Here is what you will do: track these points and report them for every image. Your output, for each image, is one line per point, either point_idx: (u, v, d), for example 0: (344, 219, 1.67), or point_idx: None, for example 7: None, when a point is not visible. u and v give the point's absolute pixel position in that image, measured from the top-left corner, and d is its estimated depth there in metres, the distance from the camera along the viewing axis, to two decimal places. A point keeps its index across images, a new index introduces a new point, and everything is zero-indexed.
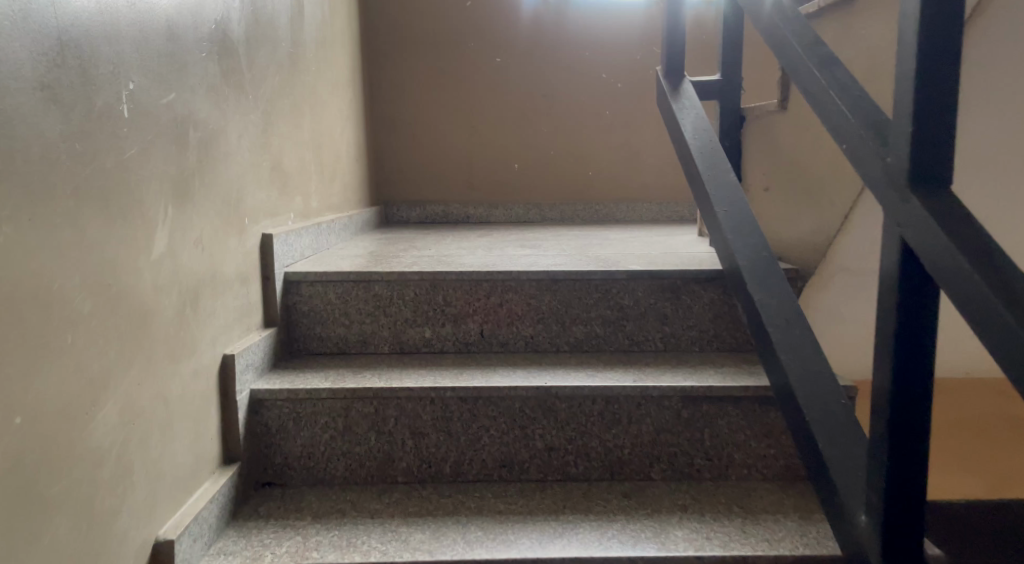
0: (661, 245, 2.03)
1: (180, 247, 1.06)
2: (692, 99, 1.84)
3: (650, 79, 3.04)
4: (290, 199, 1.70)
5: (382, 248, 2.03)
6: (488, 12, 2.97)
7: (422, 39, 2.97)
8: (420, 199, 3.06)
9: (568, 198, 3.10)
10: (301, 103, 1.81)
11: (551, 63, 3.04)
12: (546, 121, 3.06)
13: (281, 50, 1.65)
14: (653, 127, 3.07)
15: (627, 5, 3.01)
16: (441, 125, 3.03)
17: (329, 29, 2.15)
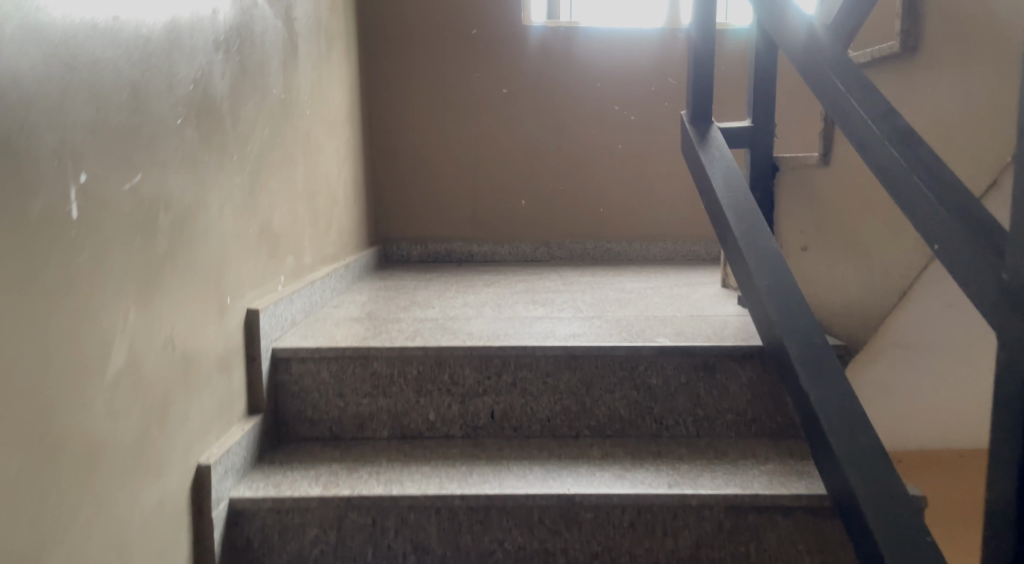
0: (686, 304, 1.87)
1: (147, 352, 0.90)
2: (722, 148, 1.69)
3: (664, 110, 2.89)
4: (280, 259, 1.54)
5: (382, 305, 1.86)
6: (494, 40, 2.83)
7: (425, 69, 2.82)
8: (422, 236, 2.90)
9: (578, 236, 2.94)
10: (294, 151, 1.66)
11: (560, 94, 2.89)
12: (555, 153, 2.91)
13: (272, 98, 1.50)
14: (668, 161, 2.92)
15: (640, 32, 2.86)
16: (444, 159, 2.88)
17: (327, 65, 2.01)
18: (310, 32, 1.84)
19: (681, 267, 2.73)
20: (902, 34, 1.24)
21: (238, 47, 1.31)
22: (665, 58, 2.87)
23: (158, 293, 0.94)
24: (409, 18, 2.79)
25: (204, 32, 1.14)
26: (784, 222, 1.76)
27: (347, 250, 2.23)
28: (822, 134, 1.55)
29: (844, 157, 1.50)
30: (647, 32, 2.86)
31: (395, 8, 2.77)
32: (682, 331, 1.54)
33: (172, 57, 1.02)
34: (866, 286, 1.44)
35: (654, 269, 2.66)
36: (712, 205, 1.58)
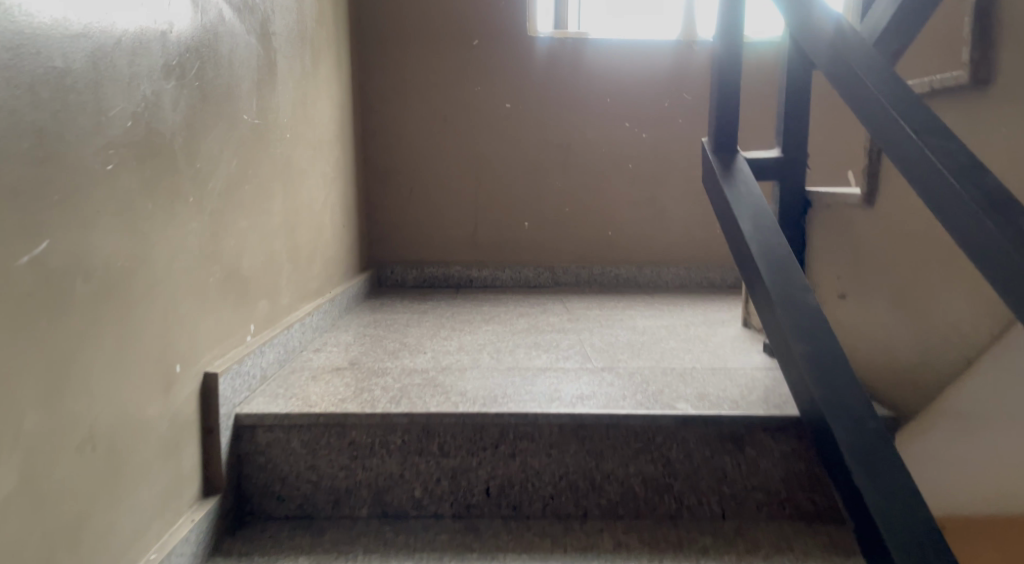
0: (705, 351, 1.69)
1: (38, 465, 0.73)
2: (750, 181, 1.51)
3: (678, 128, 2.72)
4: (250, 306, 1.36)
5: (369, 349, 1.68)
6: (498, 52, 2.66)
7: (424, 82, 2.65)
8: (418, 259, 2.72)
9: (586, 261, 2.76)
10: (269, 182, 1.49)
11: (567, 109, 2.71)
12: (561, 173, 2.73)
13: (242, 125, 1.33)
14: (682, 182, 2.74)
15: (654, 43, 2.68)
16: (442, 178, 2.71)
17: (311, 83, 1.84)
18: (291, 47, 1.67)
19: (696, 296, 2.54)
20: (972, 63, 1.06)
21: (197, 72, 1.14)
22: (681, 72, 2.69)
23: (63, 388, 0.77)
24: (406, 29, 2.62)
25: (150, 57, 0.97)
26: (817, 265, 1.58)
27: (334, 281, 2.06)
28: (866, 171, 1.37)
29: (892, 199, 1.32)
30: (661, 43, 2.68)
31: (391, 18, 2.60)
32: (704, 393, 1.36)
33: (101, 88, 0.85)
34: (920, 348, 1.26)
35: (665, 299, 2.47)
36: (738, 246, 1.40)
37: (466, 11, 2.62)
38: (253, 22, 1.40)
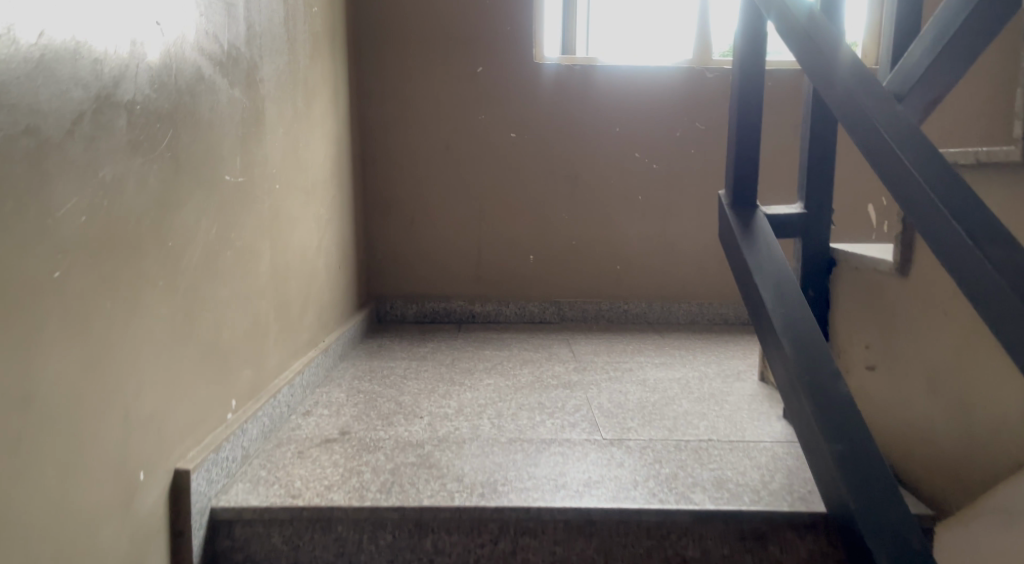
0: (720, 417, 1.59)
1: None
2: (770, 241, 1.40)
3: (690, 158, 2.61)
4: (231, 380, 1.27)
5: (362, 411, 1.58)
6: (503, 80, 2.55)
7: (425, 110, 2.55)
8: (418, 293, 2.63)
9: (593, 295, 2.65)
10: (254, 241, 1.40)
11: (574, 139, 2.60)
12: (568, 205, 2.63)
13: (222, 187, 1.23)
14: (693, 214, 2.63)
15: (666, 70, 2.57)
16: (445, 210, 2.61)
17: (303, 125, 1.74)
18: (281, 91, 1.57)
19: (708, 336, 2.43)
20: None
21: (170, 140, 1.04)
22: (693, 100, 2.59)
23: None
24: (406, 56, 2.52)
25: (110, 139, 0.88)
26: (842, 330, 1.47)
27: (328, 327, 1.96)
28: (899, 240, 1.26)
29: (927, 271, 1.21)
30: (673, 70, 2.57)
31: (391, 44, 2.51)
32: (721, 479, 1.25)
33: (46, 187, 0.77)
34: (959, 439, 1.16)
35: (676, 340, 2.36)
36: (758, 316, 1.30)
37: (469, 37, 2.52)
38: (236, 74, 1.31)
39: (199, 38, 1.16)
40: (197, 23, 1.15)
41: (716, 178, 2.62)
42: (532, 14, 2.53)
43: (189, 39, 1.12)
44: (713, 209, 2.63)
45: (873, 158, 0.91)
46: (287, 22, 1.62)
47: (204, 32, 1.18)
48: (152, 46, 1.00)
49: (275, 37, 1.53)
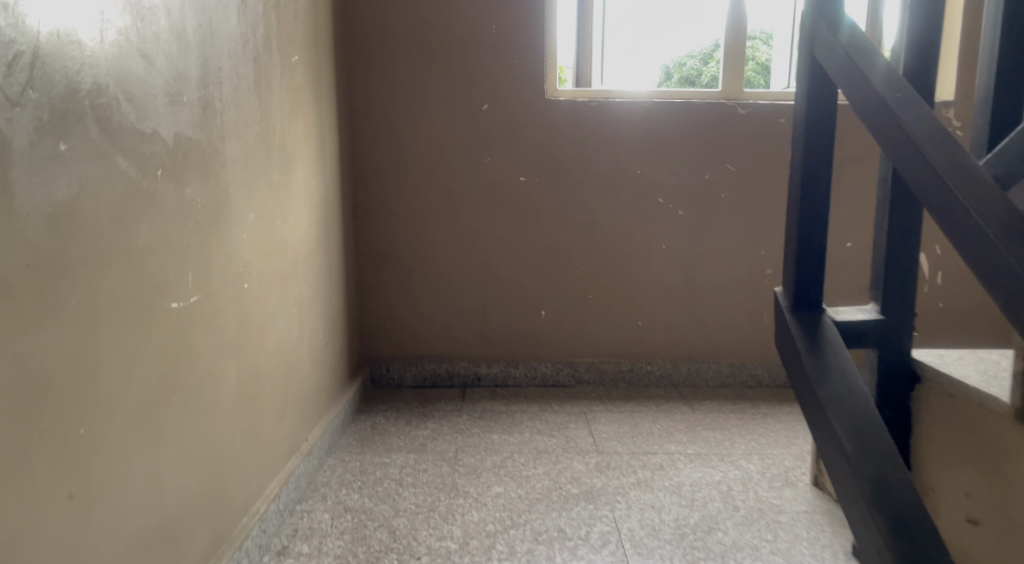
0: (775, 553, 1.34)
1: None
2: (847, 364, 1.13)
3: (719, 204, 2.35)
4: (184, 551, 1.03)
5: (349, 548, 1.34)
6: (512, 118, 2.30)
7: (424, 152, 2.30)
8: (418, 354, 2.38)
9: (612, 355, 2.39)
10: (216, 365, 1.15)
11: (591, 184, 2.34)
12: (585, 255, 2.37)
13: (171, 323, 1.00)
14: (722, 266, 2.37)
15: (693, 106, 2.30)
16: (447, 262, 2.35)
17: (278, 198, 1.49)
18: (248, 170, 1.33)
19: (742, 408, 2.17)
20: None
21: (86, 291, 0.80)
22: (721, 139, 2.32)
23: None
24: (404, 94, 2.27)
25: None
26: (940, 467, 1.22)
27: (313, 421, 1.72)
28: (1016, 378, 1.01)
29: None
30: (700, 105, 2.30)
31: (386, 81, 2.26)
32: None
33: None
34: None
35: (707, 414, 2.10)
36: (837, 471, 1.04)
37: (474, 73, 2.27)
38: (189, 170, 1.07)
39: (134, 145, 0.92)
40: (131, 127, 0.91)
41: (749, 226, 2.35)
42: (541, 47, 2.27)
43: (121, 149, 0.88)
44: (744, 260, 2.37)
45: (886, 145, 0.92)
46: (256, 84, 1.37)
47: (144, 135, 0.94)
48: (60, 187, 0.77)
49: (239, 108, 1.28)
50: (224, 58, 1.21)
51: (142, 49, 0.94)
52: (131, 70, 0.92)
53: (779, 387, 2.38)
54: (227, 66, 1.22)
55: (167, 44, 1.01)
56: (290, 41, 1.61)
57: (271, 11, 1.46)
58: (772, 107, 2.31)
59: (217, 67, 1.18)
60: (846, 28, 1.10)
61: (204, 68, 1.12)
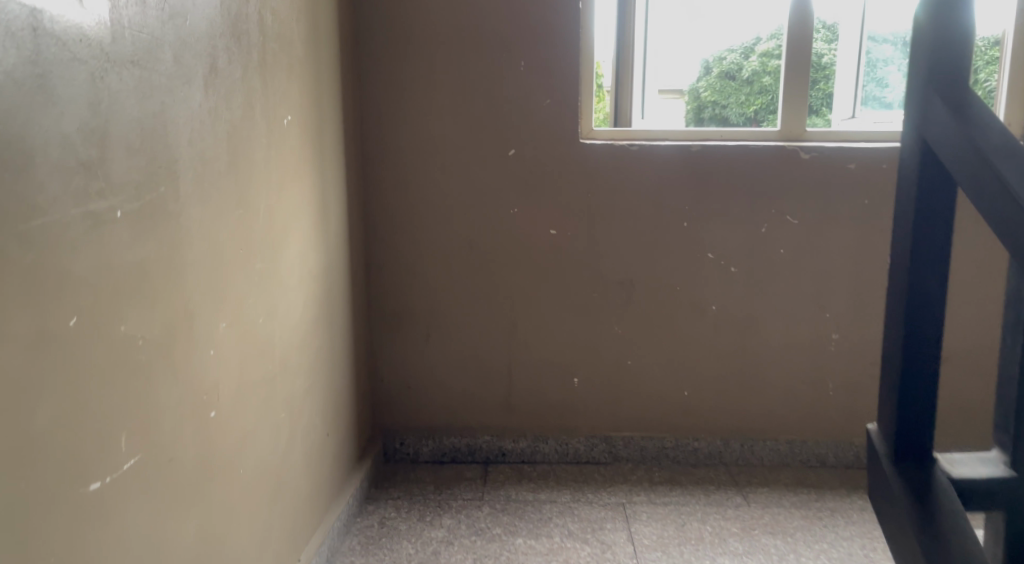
0: None
1: None
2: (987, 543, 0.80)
3: (777, 260, 2.07)
4: None
5: None
6: (540, 166, 2.06)
7: (443, 205, 2.07)
8: (437, 427, 2.15)
9: (654, 430, 2.13)
10: (165, 535, 0.93)
11: (631, 237, 2.09)
12: (623, 317, 2.11)
13: (85, 518, 0.78)
14: (780, 330, 2.08)
15: (747, 151, 2.03)
16: (468, 324, 2.12)
17: (260, 292, 1.27)
18: (217, 272, 1.10)
19: (804, 501, 1.89)
20: None
21: None
22: (780, 187, 2.04)
23: None
24: (420, 140, 2.04)
25: None
26: None
27: (308, 534, 1.50)
28: None
29: None
30: (755, 150, 2.03)
31: (401, 126, 2.03)
32: None
33: None
34: None
35: (764, 511, 1.83)
36: None
37: (499, 117, 2.03)
38: (124, 303, 0.85)
39: (29, 301, 0.70)
40: (24, 276, 0.70)
41: (812, 285, 2.07)
42: (574, 85, 2.02)
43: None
44: (806, 324, 2.08)
45: None
46: (231, 166, 1.15)
47: (44, 281, 0.72)
48: None
49: (203, 202, 1.05)
50: (180, 146, 0.99)
51: (46, 168, 0.73)
52: (27, 199, 0.70)
53: (846, 469, 2.09)
54: (184, 155, 1.00)
55: (88, 151, 0.79)
56: (282, 100, 1.39)
57: (254, 72, 1.24)
58: (840, 151, 2.02)
59: (170, 160, 0.96)
60: (976, 114, 0.80)
61: (148, 167, 0.91)
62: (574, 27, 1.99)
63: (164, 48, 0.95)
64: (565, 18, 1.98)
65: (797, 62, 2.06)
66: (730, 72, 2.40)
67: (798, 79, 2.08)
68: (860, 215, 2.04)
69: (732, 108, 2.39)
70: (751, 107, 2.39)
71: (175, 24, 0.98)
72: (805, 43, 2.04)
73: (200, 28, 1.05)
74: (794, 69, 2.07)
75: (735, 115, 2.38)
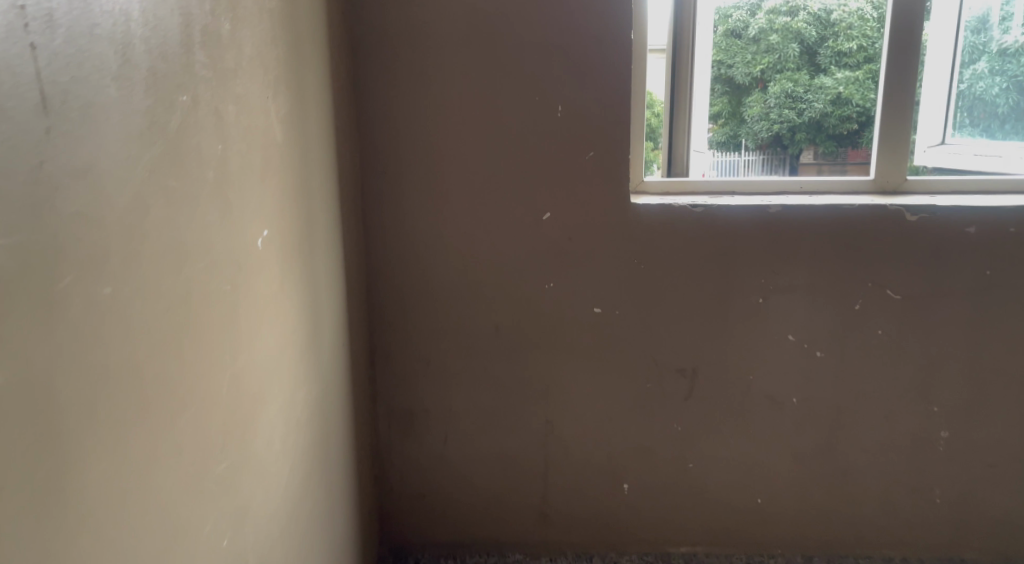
0: None
1: None
2: None
3: (873, 344, 1.70)
4: None
5: None
6: (583, 235, 1.68)
7: (462, 282, 1.70)
8: (460, 540, 1.82)
9: (720, 544, 1.81)
10: None
11: (694, 318, 1.72)
12: (683, 412, 1.75)
13: None
14: (875, 427, 1.73)
15: (839, 212, 1.65)
16: (495, 422, 1.76)
17: (227, 503, 0.92)
18: (156, 526, 0.75)
19: None
20: None
21: None
22: (880, 255, 1.66)
23: None
24: (434, 205, 1.67)
25: None
26: None
27: None
28: None
29: None
30: (849, 211, 1.65)
31: (412, 187, 1.66)
32: None
33: None
34: None
35: None
36: None
37: (531, 174, 1.65)
38: None
39: None
40: None
41: (915, 375, 1.70)
42: (625, 134, 1.63)
43: None
44: (906, 421, 1.72)
45: None
46: (175, 355, 0.79)
47: None
48: None
49: (126, 441, 0.70)
50: (76, 387, 0.63)
51: None
52: None
53: None
54: (81, 395, 0.64)
55: None
56: (254, 215, 1.02)
57: (208, 199, 0.87)
58: (956, 212, 1.63)
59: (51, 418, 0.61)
60: None
61: (3, 470, 0.56)
62: (625, 62, 1.59)
63: (47, 253, 0.60)
64: (614, 51, 1.59)
65: (897, 98, 1.68)
66: (736, 30, 1.82)
67: (898, 118, 1.70)
68: (977, 289, 1.66)
69: (737, 68, 1.85)
70: (758, 64, 1.84)
71: (60, 191, 0.62)
72: (907, 72, 1.67)
73: (118, 184, 0.69)
74: (894, 104, 1.69)
75: (738, 78, 1.84)
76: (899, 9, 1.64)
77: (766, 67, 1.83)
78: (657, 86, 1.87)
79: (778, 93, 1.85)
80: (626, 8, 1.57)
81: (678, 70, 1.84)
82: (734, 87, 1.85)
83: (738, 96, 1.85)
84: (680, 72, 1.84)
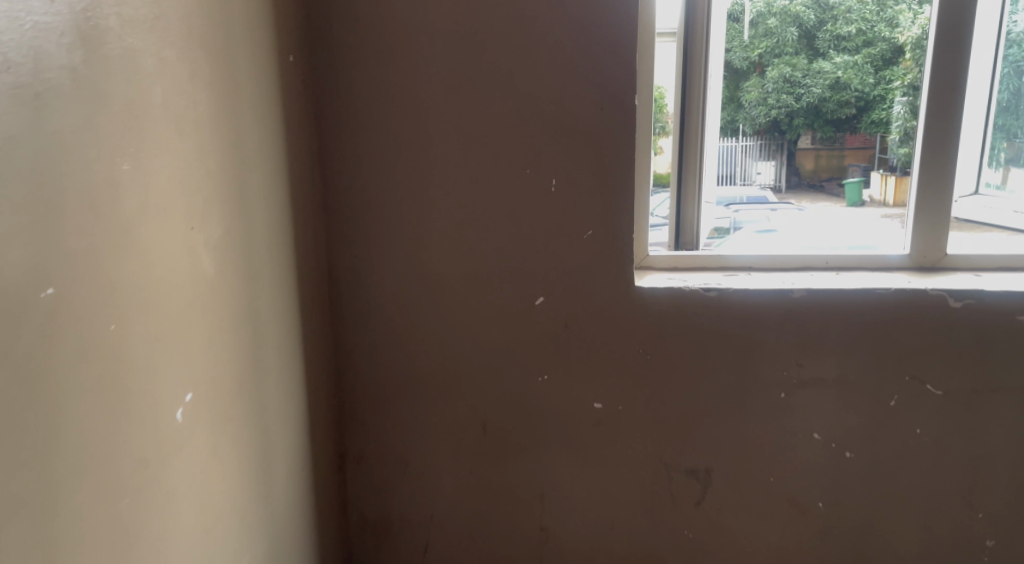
0: None
1: None
2: None
3: (911, 445, 1.51)
4: None
5: None
6: (583, 324, 1.48)
7: (444, 373, 1.50)
8: None
9: None
10: None
11: (708, 415, 1.52)
12: (694, 518, 1.57)
13: None
14: (911, 536, 1.55)
15: (873, 301, 1.45)
16: (484, 530, 1.57)
17: None
18: None
19: None
20: None
21: None
22: (918, 347, 1.46)
23: None
24: (411, 290, 1.46)
25: None
26: None
27: None
28: None
29: None
30: (883, 298, 1.44)
31: (386, 271, 1.46)
32: None
33: None
34: None
35: None
36: None
37: (521, 255, 1.45)
38: None
39: None
40: None
41: (957, 478, 1.51)
42: (629, 215, 1.43)
43: None
44: (946, 529, 1.54)
45: None
46: None
47: None
48: None
49: None
50: None
51: None
52: None
53: None
54: None
55: None
56: (153, 387, 0.82)
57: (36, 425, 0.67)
58: (1007, 298, 1.43)
59: None
60: None
61: None
62: (628, 133, 1.39)
63: None
64: (614, 122, 1.39)
65: (938, 165, 1.48)
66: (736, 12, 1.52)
67: (938, 191, 1.49)
68: None
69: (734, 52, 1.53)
70: (756, 48, 1.52)
71: None
72: (948, 137, 1.47)
73: None
74: (934, 171, 1.48)
75: (736, 63, 1.53)
76: (938, 70, 1.43)
77: (764, 51, 1.51)
78: (663, 75, 1.55)
79: (776, 78, 1.52)
80: (629, 75, 1.37)
81: (691, 58, 1.54)
82: (731, 72, 1.55)
83: (735, 80, 1.55)
84: (693, 62, 1.55)
